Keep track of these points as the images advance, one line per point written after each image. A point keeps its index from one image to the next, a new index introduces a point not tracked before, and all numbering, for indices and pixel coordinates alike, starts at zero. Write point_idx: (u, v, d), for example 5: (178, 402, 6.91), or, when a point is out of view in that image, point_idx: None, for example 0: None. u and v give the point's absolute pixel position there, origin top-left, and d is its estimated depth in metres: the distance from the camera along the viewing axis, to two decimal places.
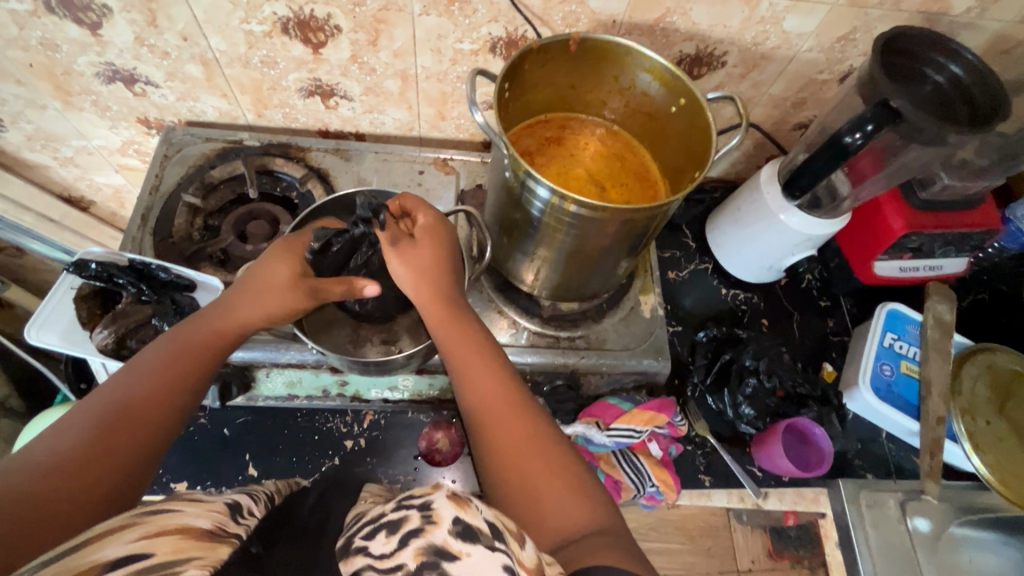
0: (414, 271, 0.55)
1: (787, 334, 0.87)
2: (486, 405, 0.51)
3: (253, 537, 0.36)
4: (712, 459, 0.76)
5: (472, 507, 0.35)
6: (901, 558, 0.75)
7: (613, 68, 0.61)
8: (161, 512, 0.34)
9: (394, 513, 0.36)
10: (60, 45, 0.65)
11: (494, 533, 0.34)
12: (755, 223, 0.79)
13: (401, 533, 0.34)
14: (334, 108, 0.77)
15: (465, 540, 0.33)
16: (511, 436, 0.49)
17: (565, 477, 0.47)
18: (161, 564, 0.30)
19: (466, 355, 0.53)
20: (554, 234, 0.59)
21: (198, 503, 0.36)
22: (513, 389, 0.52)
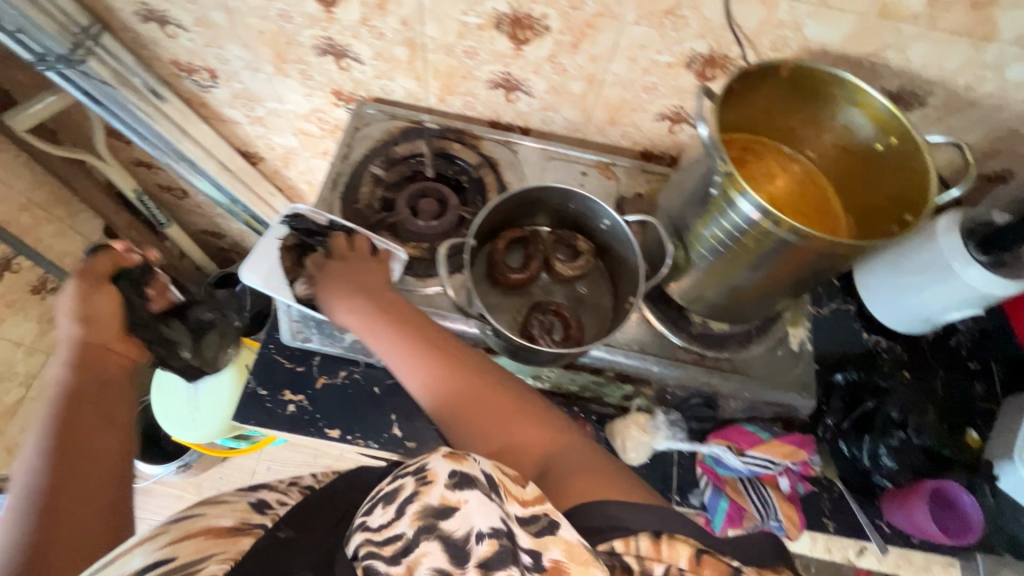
0: (341, 281, 0.64)
1: (932, 391, 0.82)
2: (455, 396, 0.54)
3: (282, 524, 0.48)
4: (839, 504, 0.74)
5: (467, 460, 0.43)
6: None
7: (819, 98, 0.61)
8: (188, 519, 0.46)
9: (388, 489, 0.44)
10: (294, 18, 0.71)
11: (491, 484, 0.42)
12: (924, 273, 0.75)
13: (397, 503, 0.42)
14: (513, 102, 0.80)
15: (459, 491, 0.41)
16: (482, 416, 0.52)
17: (545, 428, 0.52)
18: (188, 562, 0.42)
19: (425, 353, 0.57)
20: (741, 255, 0.59)
21: (220, 506, 0.48)
22: (477, 371, 0.56)
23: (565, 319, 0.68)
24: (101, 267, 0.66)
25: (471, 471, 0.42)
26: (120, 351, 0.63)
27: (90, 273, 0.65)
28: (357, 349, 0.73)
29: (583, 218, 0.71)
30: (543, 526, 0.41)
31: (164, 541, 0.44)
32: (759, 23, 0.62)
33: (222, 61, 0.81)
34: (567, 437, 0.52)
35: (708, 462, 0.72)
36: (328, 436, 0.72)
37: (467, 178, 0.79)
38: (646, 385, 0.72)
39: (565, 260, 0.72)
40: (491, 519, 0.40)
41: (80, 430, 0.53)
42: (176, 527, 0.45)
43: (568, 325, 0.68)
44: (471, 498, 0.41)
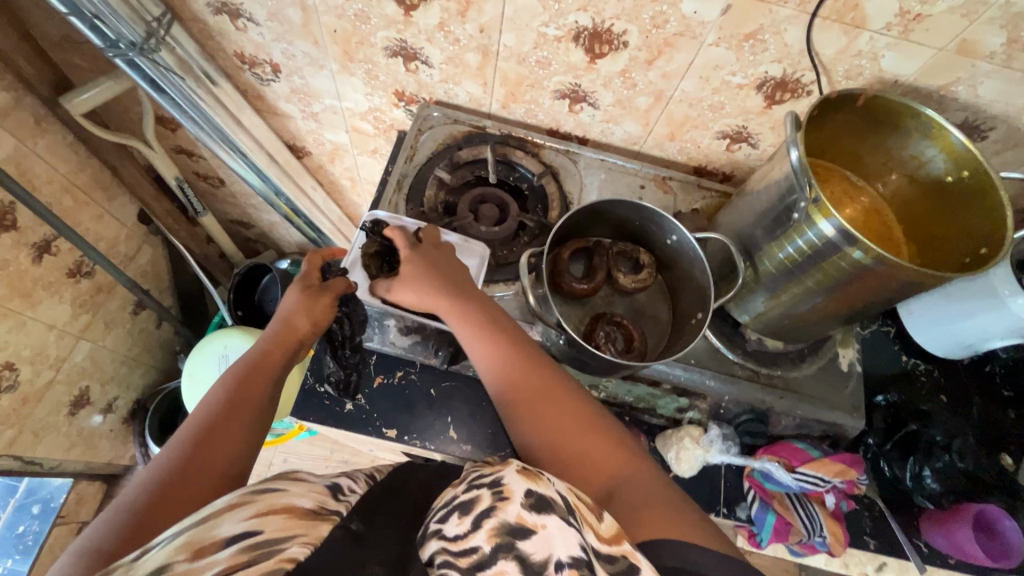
0: (411, 273, 0.64)
1: (969, 416, 0.84)
2: (524, 396, 0.56)
3: (352, 515, 0.41)
4: (879, 523, 0.76)
5: (541, 482, 0.41)
6: None
7: (891, 129, 0.63)
8: (268, 492, 0.40)
9: (464, 498, 0.41)
10: (370, 19, 0.72)
11: (567, 509, 0.40)
12: (971, 302, 0.77)
13: (473, 516, 0.39)
14: (576, 112, 0.81)
15: (538, 514, 0.39)
16: (553, 424, 0.54)
17: (604, 443, 0.52)
18: (271, 539, 0.36)
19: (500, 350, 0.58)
20: (815, 278, 0.60)
21: (300, 484, 0.41)
22: (550, 376, 0.57)
23: (627, 332, 0.70)
24: (316, 275, 0.68)
25: (549, 493, 0.40)
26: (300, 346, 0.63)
27: (308, 282, 0.67)
28: (418, 351, 0.74)
29: (649, 232, 0.72)
30: (621, 567, 0.38)
31: (250, 512, 0.37)
32: (837, 52, 0.64)
33: (288, 57, 0.81)
34: (639, 464, 0.51)
35: (756, 476, 0.74)
36: (385, 436, 0.73)
37: (528, 185, 0.81)
38: (701, 399, 0.73)
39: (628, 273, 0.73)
40: (573, 545, 0.37)
41: (235, 407, 0.54)
42: (260, 499, 0.39)
43: (630, 337, 0.70)
44: (550, 523, 0.38)
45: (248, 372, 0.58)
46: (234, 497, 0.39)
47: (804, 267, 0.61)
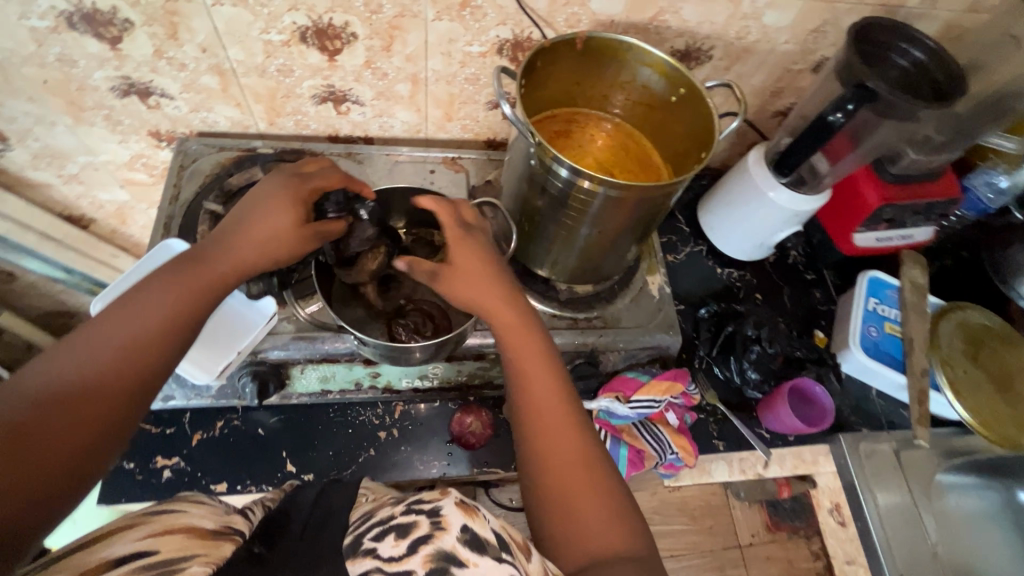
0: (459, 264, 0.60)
1: (780, 305, 0.92)
2: (540, 406, 0.55)
3: (254, 539, 0.40)
4: (723, 425, 0.82)
5: (479, 517, 0.40)
6: (900, 507, 0.82)
7: (615, 63, 0.66)
8: (167, 513, 0.41)
9: (402, 518, 0.40)
10: (78, 61, 0.66)
11: (500, 546, 0.38)
12: (747, 203, 0.84)
13: (411, 539, 0.38)
14: (345, 113, 0.79)
15: (472, 549, 0.37)
16: (566, 450, 0.53)
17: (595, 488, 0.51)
18: (169, 559, 0.36)
19: (530, 354, 0.58)
20: (573, 218, 0.64)
21: (202, 507, 0.42)
22: (566, 394, 0.56)
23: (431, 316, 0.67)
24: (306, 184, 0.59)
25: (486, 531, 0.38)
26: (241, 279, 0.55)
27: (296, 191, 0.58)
28: (228, 394, 0.68)
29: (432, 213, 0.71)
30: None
31: (144, 532, 0.38)
32: (549, 4, 0.67)
33: (8, 120, 0.73)
34: (622, 520, 0.50)
35: (603, 416, 0.76)
36: (215, 493, 0.68)
37: None
38: None
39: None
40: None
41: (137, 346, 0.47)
42: (155, 521, 0.39)
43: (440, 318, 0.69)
44: (484, 562, 0.37)
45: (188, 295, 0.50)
46: (129, 519, 0.39)
47: (560, 208, 0.63)
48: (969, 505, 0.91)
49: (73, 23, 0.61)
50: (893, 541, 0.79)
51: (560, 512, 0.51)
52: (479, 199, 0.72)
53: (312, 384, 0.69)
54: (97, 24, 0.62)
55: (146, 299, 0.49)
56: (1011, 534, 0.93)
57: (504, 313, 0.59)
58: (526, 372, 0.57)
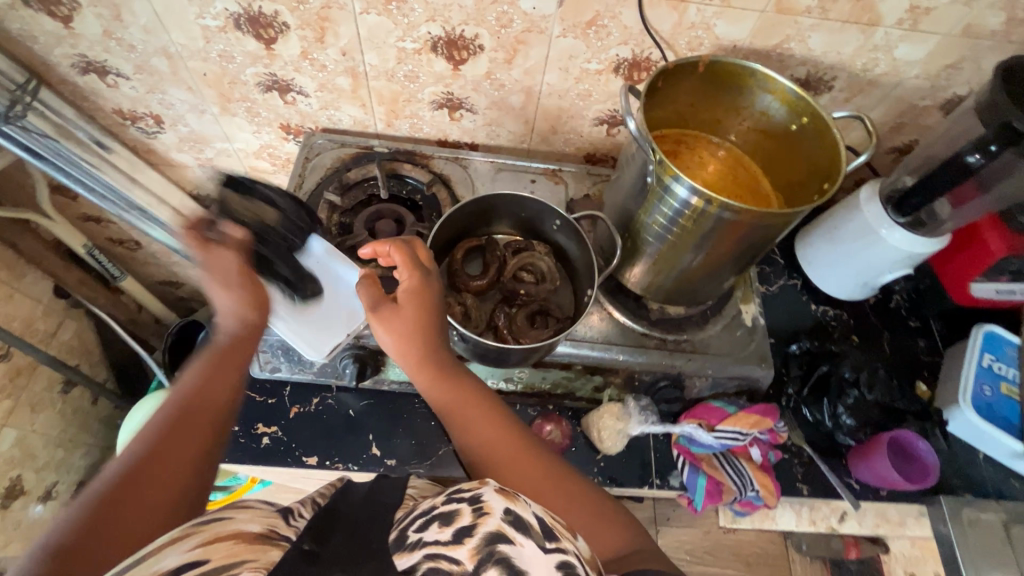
0: (391, 320, 0.56)
1: (881, 351, 0.87)
2: (491, 455, 0.52)
3: (304, 536, 0.39)
4: (809, 469, 0.78)
5: (520, 501, 0.40)
6: None
7: (736, 89, 0.66)
8: (217, 521, 0.37)
9: (444, 508, 0.40)
10: (235, 57, 0.73)
11: (545, 534, 0.39)
12: (854, 239, 0.81)
13: (455, 527, 0.38)
14: (457, 120, 0.83)
15: (518, 529, 0.38)
16: (534, 482, 0.51)
17: (584, 500, 0.50)
18: (218, 567, 0.33)
19: (467, 411, 0.55)
20: (680, 236, 0.63)
21: (249, 510, 0.39)
22: (514, 434, 0.54)
23: (527, 314, 0.71)
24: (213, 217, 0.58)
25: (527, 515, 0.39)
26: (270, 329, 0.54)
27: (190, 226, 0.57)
28: (328, 372, 0.73)
29: (537, 222, 0.74)
30: None
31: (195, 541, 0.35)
32: (673, 26, 0.68)
33: (167, 105, 0.82)
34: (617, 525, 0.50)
35: (683, 442, 0.76)
36: (306, 465, 0.72)
37: (421, 196, 0.81)
38: (614, 374, 0.74)
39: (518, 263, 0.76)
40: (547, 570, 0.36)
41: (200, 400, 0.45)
42: (207, 527, 0.36)
43: (537, 322, 0.71)
44: (527, 547, 0.37)
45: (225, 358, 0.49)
46: (178, 530, 0.36)
47: (668, 227, 0.63)
48: None
49: (238, 23, 0.68)
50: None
51: None
52: (583, 211, 0.73)
53: (404, 372, 0.73)
54: (259, 25, 0.68)
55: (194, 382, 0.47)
56: None
57: (426, 367, 0.56)
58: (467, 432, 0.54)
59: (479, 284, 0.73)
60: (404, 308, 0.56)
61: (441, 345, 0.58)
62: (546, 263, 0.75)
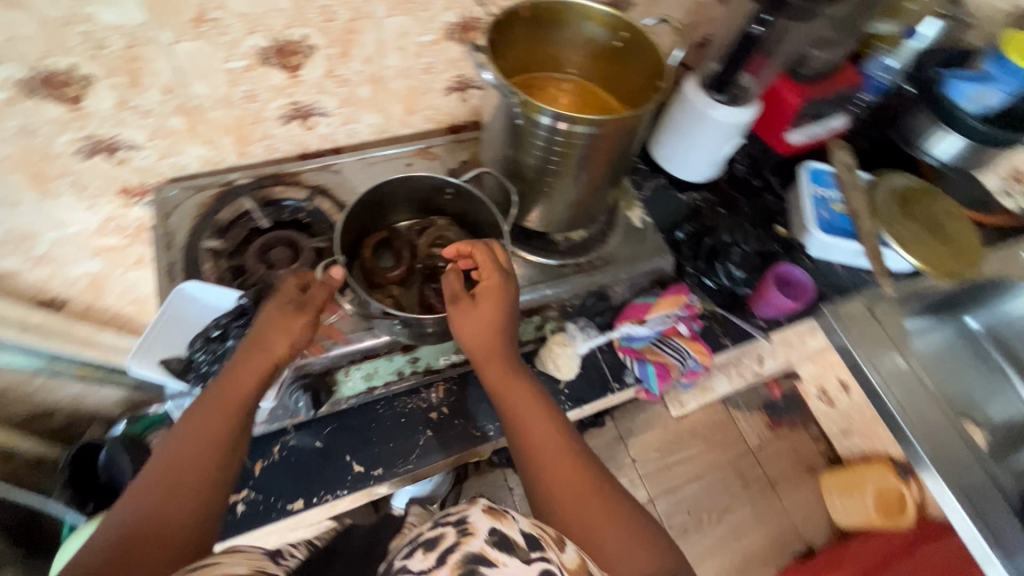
0: (466, 323, 0.66)
1: (742, 212, 1.03)
2: (544, 451, 0.61)
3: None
4: (725, 325, 0.92)
5: (507, 519, 0.51)
6: (880, 344, 0.93)
7: (560, 24, 0.73)
8: (207, 566, 0.45)
9: (428, 535, 0.52)
10: (38, 129, 0.64)
11: (529, 546, 0.50)
12: (693, 127, 0.93)
13: (438, 551, 0.49)
14: (313, 128, 0.81)
15: (499, 550, 0.49)
16: (579, 488, 0.58)
17: (617, 519, 0.56)
18: None
19: (527, 409, 0.64)
20: (561, 163, 0.69)
21: (234, 555, 0.47)
22: (567, 437, 0.62)
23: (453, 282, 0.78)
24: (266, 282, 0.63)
25: (510, 532, 0.50)
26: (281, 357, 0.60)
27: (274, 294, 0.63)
28: (279, 414, 0.71)
29: (427, 198, 0.81)
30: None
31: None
32: None
33: None
34: (646, 548, 0.55)
35: (625, 343, 0.85)
36: (294, 511, 0.70)
37: (305, 213, 0.82)
38: (549, 309, 0.82)
39: (427, 241, 0.81)
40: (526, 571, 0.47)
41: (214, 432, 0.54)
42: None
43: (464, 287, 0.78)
44: (511, 562, 0.48)
45: (228, 389, 0.56)
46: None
47: (550, 158, 0.69)
48: (931, 340, 1.09)
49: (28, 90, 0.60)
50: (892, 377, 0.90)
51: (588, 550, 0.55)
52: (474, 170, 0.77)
53: (358, 383, 0.73)
54: (55, 86, 0.60)
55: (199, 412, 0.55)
56: (973, 356, 1.11)
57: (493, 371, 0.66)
58: (525, 422, 0.63)
59: (396, 274, 0.78)
60: (479, 315, 0.65)
61: (509, 358, 0.67)
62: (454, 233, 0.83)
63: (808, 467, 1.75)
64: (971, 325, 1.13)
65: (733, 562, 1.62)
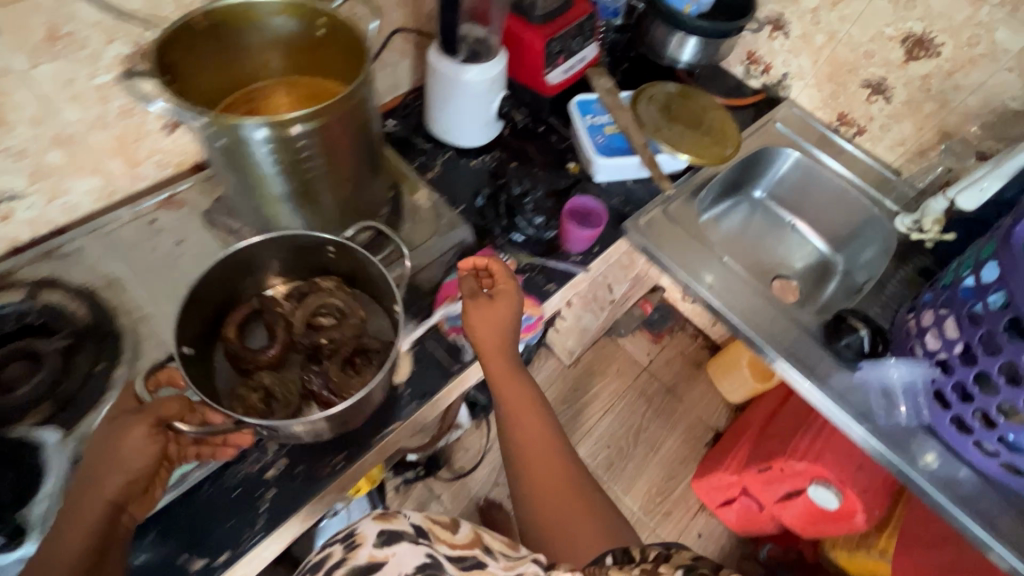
0: (473, 324, 0.74)
1: (533, 161, 1.06)
2: (525, 434, 0.73)
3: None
4: (546, 272, 0.93)
5: (391, 521, 0.63)
6: (681, 240, 0.99)
7: (245, 28, 0.67)
8: None
9: (319, 557, 0.62)
10: None
11: (415, 534, 0.63)
12: (451, 94, 0.94)
13: (329, 566, 0.60)
14: (9, 215, 0.69)
15: (383, 549, 0.60)
16: (552, 468, 0.71)
17: (578, 504, 0.69)
18: None
19: (520, 401, 0.74)
20: (297, 168, 0.66)
21: None
22: (552, 428, 0.74)
23: (339, 365, 0.74)
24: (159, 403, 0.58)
25: (395, 531, 0.62)
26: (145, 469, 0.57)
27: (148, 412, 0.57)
28: None
29: (309, 254, 0.78)
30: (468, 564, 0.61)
31: None
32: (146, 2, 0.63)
33: None
34: (597, 531, 0.66)
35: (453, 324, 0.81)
36: None
37: (31, 314, 0.69)
38: (357, 313, 0.79)
39: (308, 314, 0.78)
40: (414, 558, 0.59)
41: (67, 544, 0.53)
42: None
43: (349, 371, 0.75)
44: (396, 552, 0.60)
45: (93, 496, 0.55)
46: None
47: (282, 168, 0.66)
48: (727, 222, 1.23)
49: None
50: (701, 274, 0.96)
51: (550, 519, 0.68)
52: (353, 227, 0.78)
53: None
54: None
55: (67, 514, 0.55)
56: (768, 221, 1.25)
57: (496, 368, 0.75)
58: (515, 409, 0.74)
59: (273, 354, 0.75)
60: (491, 313, 0.72)
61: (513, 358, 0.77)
62: (339, 298, 0.79)
63: (696, 362, 1.90)
64: (758, 194, 1.27)
65: (658, 471, 1.72)
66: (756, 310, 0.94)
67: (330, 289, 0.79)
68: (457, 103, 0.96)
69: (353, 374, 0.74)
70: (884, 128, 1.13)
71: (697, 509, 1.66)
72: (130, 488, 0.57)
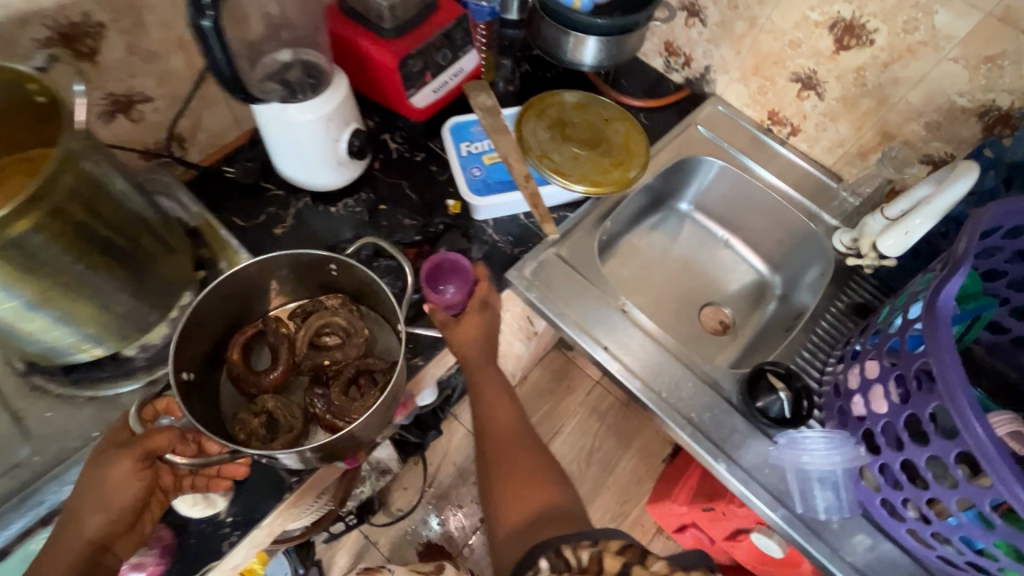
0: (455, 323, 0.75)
1: (405, 200, 0.90)
2: (494, 420, 0.77)
3: None
4: (412, 344, 0.79)
5: None
6: (575, 287, 0.85)
7: None
8: None
9: None
10: None
11: None
12: (285, 136, 0.77)
13: None
14: None
15: None
16: (523, 459, 0.74)
17: (548, 491, 0.71)
18: None
19: (492, 395, 0.78)
20: (23, 287, 0.49)
21: None
22: (520, 417, 0.79)
23: (341, 388, 0.67)
24: (150, 436, 0.55)
25: None
26: (134, 504, 0.55)
27: (141, 448, 0.54)
28: None
29: (312, 269, 0.70)
30: None
31: None
32: None
33: None
34: (563, 503, 0.70)
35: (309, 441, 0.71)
36: None
37: None
38: None
39: (312, 331, 0.70)
40: None
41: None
42: None
43: (353, 395, 0.67)
44: None
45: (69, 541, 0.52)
46: None
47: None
48: (650, 244, 1.08)
49: None
50: (596, 333, 0.81)
51: (514, 497, 0.70)
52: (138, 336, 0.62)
53: None
54: None
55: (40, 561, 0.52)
56: (697, 238, 1.10)
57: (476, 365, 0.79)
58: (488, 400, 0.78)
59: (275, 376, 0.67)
60: (468, 332, 0.75)
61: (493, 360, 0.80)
62: (344, 318, 0.72)
63: None
64: (684, 207, 1.11)
65: (612, 494, 1.61)
66: (661, 370, 0.79)
67: (335, 308, 0.72)
68: (296, 146, 0.79)
69: (340, 403, 0.65)
70: (820, 127, 0.97)
71: (654, 532, 1.57)
72: (122, 522, 0.54)
